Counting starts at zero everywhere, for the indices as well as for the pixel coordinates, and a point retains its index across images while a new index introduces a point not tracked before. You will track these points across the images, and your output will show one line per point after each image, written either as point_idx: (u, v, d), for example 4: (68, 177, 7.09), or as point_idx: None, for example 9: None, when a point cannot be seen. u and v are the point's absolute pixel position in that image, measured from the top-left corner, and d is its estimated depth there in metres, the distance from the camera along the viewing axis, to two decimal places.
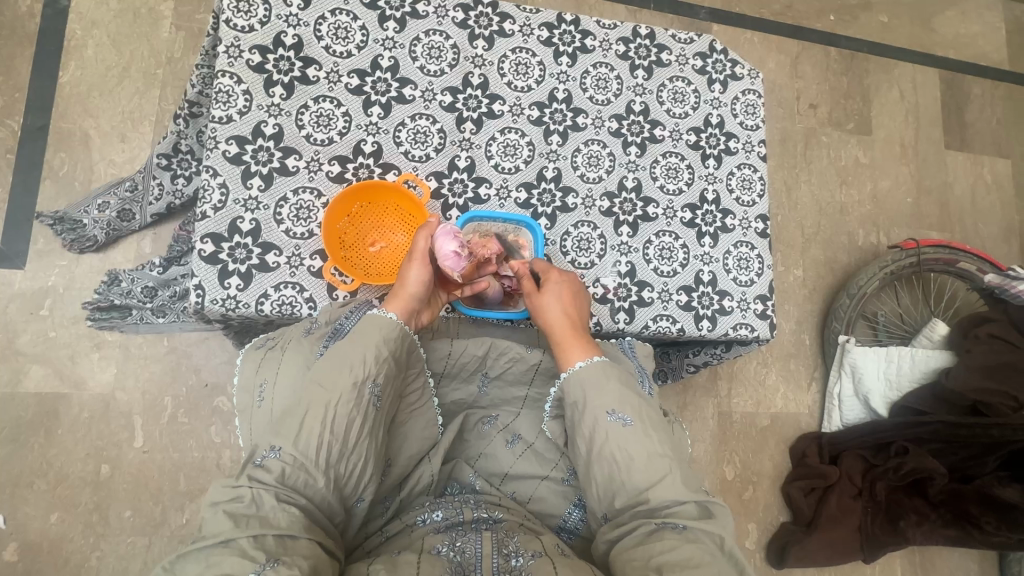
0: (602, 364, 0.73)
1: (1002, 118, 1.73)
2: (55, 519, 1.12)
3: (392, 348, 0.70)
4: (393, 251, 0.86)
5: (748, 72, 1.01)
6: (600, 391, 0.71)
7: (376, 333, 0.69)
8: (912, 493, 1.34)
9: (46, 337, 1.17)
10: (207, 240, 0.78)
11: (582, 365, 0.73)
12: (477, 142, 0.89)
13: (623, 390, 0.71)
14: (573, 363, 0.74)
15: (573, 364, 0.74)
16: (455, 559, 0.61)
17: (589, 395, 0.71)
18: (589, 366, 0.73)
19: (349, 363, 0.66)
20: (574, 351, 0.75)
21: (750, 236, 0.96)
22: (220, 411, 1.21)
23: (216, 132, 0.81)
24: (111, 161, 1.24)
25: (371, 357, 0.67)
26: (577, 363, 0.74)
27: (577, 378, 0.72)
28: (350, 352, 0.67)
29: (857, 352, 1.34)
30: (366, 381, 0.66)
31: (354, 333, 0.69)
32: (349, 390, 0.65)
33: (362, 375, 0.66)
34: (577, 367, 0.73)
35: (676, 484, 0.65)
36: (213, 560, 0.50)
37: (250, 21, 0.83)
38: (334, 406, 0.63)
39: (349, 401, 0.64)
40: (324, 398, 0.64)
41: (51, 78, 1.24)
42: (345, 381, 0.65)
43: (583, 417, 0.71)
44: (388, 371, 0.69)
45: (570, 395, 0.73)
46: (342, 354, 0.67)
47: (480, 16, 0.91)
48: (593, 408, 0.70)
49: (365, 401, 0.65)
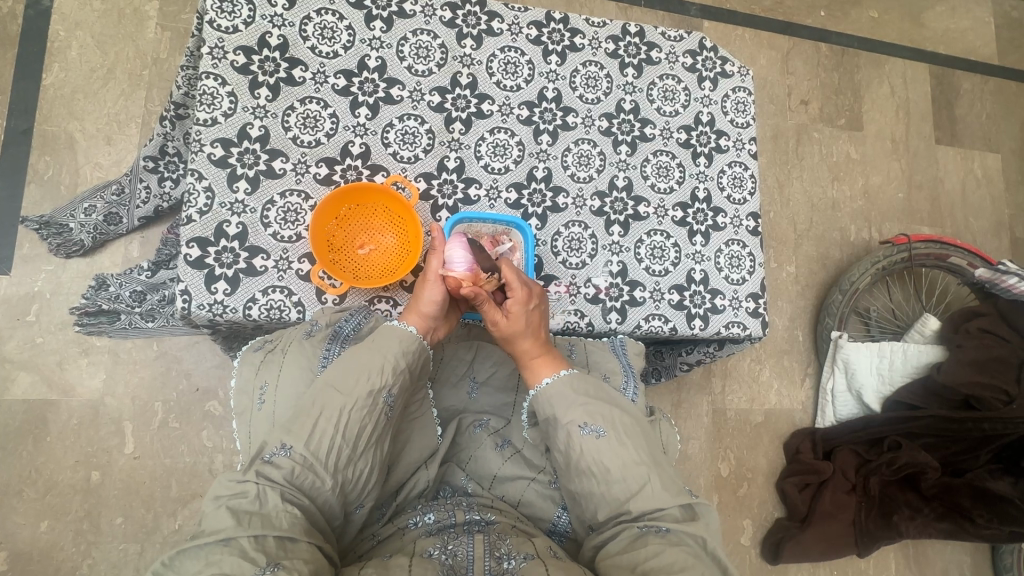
0: (570, 378, 0.72)
1: (991, 112, 1.74)
2: (45, 527, 1.10)
3: (410, 360, 0.70)
4: (382, 253, 0.84)
5: (738, 69, 1.00)
6: (571, 406, 0.70)
7: (396, 343, 0.69)
8: (904, 487, 1.34)
9: (33, 344, 1.16)
10: (193, 244, 0.77)
11: (549, 382, 0.72)
12: (466, 142, 0.88)
13: (591, 402, 0.70)
14: (541, 380, 0.73)
15: (541, 382, 0.73)
16: (448, 562, 0.61)
17: (559, 412, 0.70)
18: (557, 382, 0.72)
19: (366, 370, 0.66)
20: (542, 370, 0.74)
21: (741, 234, 0.96)
22: (211, 415, 1.20)
23: (201, 135, 0.80)
24: (97, 165, 1.22)
25: (390, 368, 0.67)
26: (545, 380, 0.73)
27: (545, 397, 0.71)
28: (370, 360, 0.67)
29: (849, 347, 1.35)
30: (383, 390, 0.66)
31: (373, 341, 0.69)
32: (365, 397, 0.64)
33: (379, 384, 0.66)
34: (545, 384, 0.72)
35: (657, 493, 0.65)
36: (213, 558, 0.50)
37: (234, 22, 0.82)
38: (348, 411, 0.63)
39: (363, 407, 0.64)
40: (339, 402, 0.63)
41: (35, 80, 1.23)
42: (362, 388, 0.65)
43: (557, 432, 0.70)
44: (404, 382, 0.69)
45: (541, 412, 0.72)
46: (358, 360, 0.67)
47: (467, 15, 0.90)
48: (564, 424, 0.70)
49: (378, 409, 0.65)
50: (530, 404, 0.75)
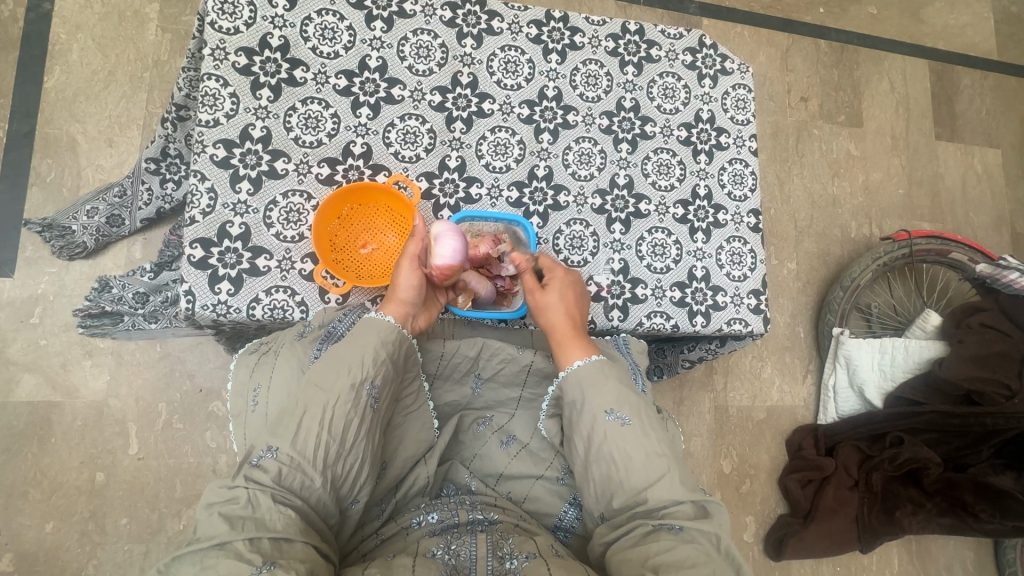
0: (601, 363, 0.73)
1: (992, 108, 1.74)
2: (50, 528, 1.11)
3: (390, 348, 0.70)
4: (384, 252, 0.85)
5: (738, 66, 1.00)
6: (599, 390, 0.71)
7: (374, 335, 0.69)
8: (907, 482, 1.34)
9: (37, 345, 1.16)
10: (196, 245, 0.77)
11: (580, 364, 0.73)
12: (467, 141, 0.89)
13: (620, 389, 0.71)
14: (572, 362, 0.74)
15: (572, 363, 0.74)
16: (450, 562, 0.61)
17: (586, 395, 0.71)
18: (588, 365, 0.72)
19: (345, 365, 0.66)
20: (574, 351, 0.75)
21: (742, 231, 0.96)
22: (215, 416, 1.20)
23: (203, 136, 0.80)
24: (100, 167, 1.23)
25: (369, 360, 0.67)
26: (576, 362, 0.73)
27: (574, 378, 0.72)
28: (348, 355, 0.67)
29: (850, 344, 1.35)
30: (365, 382, 0.66)
31: (351, 336, 0.69)
32: (346, 390, 0.64)
33: (360, 376, 0.66)
34: (576, 366, 0.73)
35: (674, 484, 0.65)
36: (207, 563, 0.50)
37: (235, 23, 0.83)
38: (332, 406, 0.63)
39: (347, 400, 0.64)
40: (321, 399, 0.63)
41: (37, 83, 1.23)
42: (344, 382, 0.65)
43: (581, 416, 0.71)
44: (386, 373, 0.69)
45: (569, 394, 0.72)
46: (338, 355, 0.67)
47: (468, 14, 0.91)
48: (590, 408, 0.70)
49: (363, 402, 0.65)
50: (557, 388, 0.75)
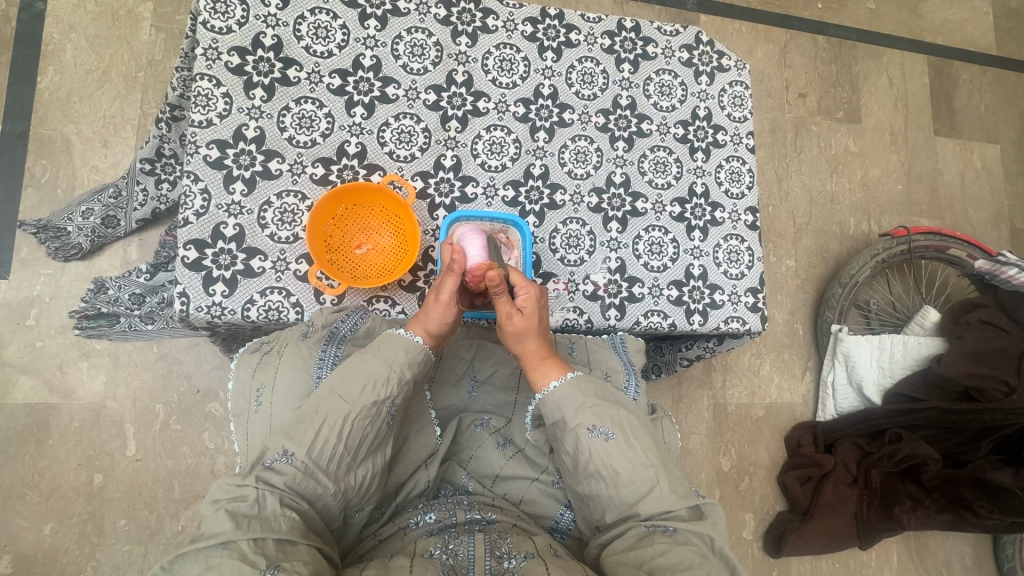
0: (578, 380, 0.72)
1: (990, 103, 1.73)
2: (48, 531, 1.11)
3: (415, 370, 0.69)
4: (379, 253, 0.84)
5: (735, 63, 1.00)
6: (578, 408, 0.70)
7: (400, 351, 0.68)
8: (906, 479, 1.34)
9: (34, 347, 1.16)
10: (190, 246, 0.77)
11: (556, 386, 0.71)
12: (462, 140, 0.88)
13: (600, 404, 0.70)
14: (549, 384, 0.72)
15: (548, 385, 0.72)
16: (448, 562, 0.61)
17: (567, 414, 0.70)
18: (564, 385, 0.71)
19: (370, 378, 0.65)
20: (548, 373, 0.73)
21: (739, 228, 0.95)
22: (213, 417, 1.20)
23: (197, 137, 0.80)
24: (94, 167, 1.22)
25: (395, 377, 0.67)
26: (553, 383, 0.72)
27: (553, 399, 0.71)
28: (374, 368, 0.66)
29: (850, 340, 1.35)
30: (386, 400, 0.66)
31: (376, 348, 0.68)
32: (368, 406, 0.64)
33: (383, 394, 0.65)
34: (553, 387, 0.71)
35: (665, 495, 0.65)
36: (212, 562, 0.50)
37: (227, 22, 0.82)
38: (352, 420, 0.63)
39: (367, 416, 0.64)
40: (342, 411, 0.63)
41: (30, 84, 1.23)
42: (366, 397, 0.64)
43: (565, 436, 0.70)
44: (407, 391, 0.68)
45: (549, 416, 0.71)
46: (361, 366, 0.66)
47: (463, 12, 0.90)
48: (572, 428, 0.69)
49: (380, 418, 0.65)
50: (536, 406, 0.74)
